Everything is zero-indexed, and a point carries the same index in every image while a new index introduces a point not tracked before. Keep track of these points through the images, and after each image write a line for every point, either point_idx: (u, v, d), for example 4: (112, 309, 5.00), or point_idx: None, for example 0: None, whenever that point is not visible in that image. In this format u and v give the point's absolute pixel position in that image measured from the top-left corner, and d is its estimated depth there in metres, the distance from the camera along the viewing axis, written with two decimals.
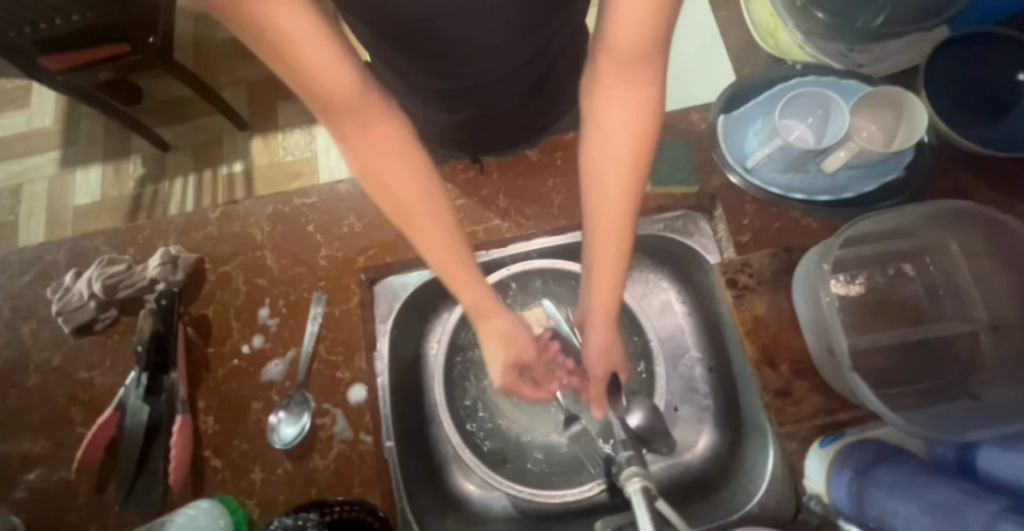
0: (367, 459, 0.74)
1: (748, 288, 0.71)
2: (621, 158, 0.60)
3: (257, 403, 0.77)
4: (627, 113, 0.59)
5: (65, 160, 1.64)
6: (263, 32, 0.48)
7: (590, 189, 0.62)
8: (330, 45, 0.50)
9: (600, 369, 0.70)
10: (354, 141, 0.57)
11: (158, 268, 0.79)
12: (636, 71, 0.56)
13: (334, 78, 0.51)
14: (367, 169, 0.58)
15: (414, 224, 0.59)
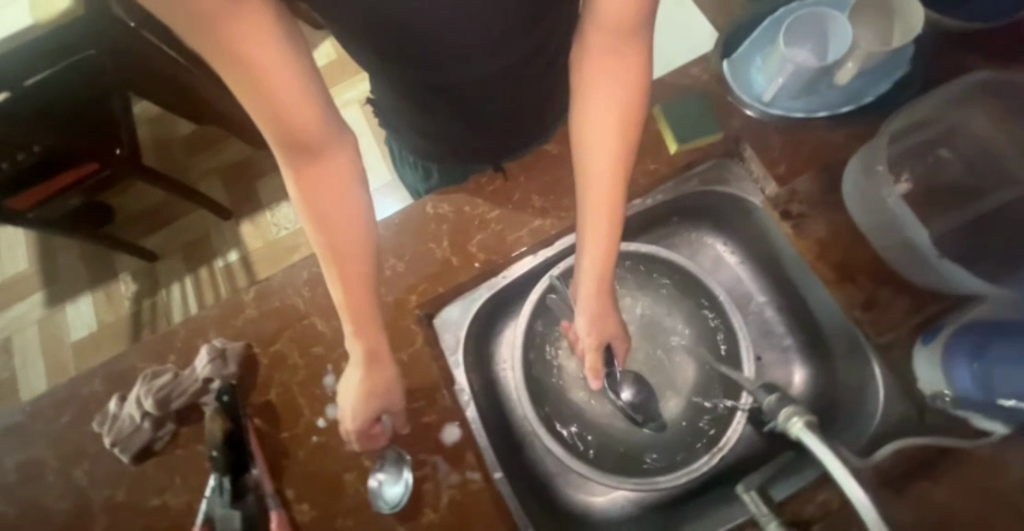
0: (480, 498, 0.70)
1: (803, 214, 0.72)
2: (604, 127, 0.68)
3: (350, 475, 0.73)
4: (610, 86, 0.67)
5: (50, 298, 1.57)
6: (230, 59, 0.48)
7: (583, 156, 0.69)
8: (301, 87, 0.51)
9: (594, 340, 0.73)
10: (309, 175, 0.59)
11: (209, 366, 0.75)
12: (623, 43, 0.65)
13: (299, 111, 0.52)
14: (317, 196, 0.60)
15: (340, 251, 0.63)
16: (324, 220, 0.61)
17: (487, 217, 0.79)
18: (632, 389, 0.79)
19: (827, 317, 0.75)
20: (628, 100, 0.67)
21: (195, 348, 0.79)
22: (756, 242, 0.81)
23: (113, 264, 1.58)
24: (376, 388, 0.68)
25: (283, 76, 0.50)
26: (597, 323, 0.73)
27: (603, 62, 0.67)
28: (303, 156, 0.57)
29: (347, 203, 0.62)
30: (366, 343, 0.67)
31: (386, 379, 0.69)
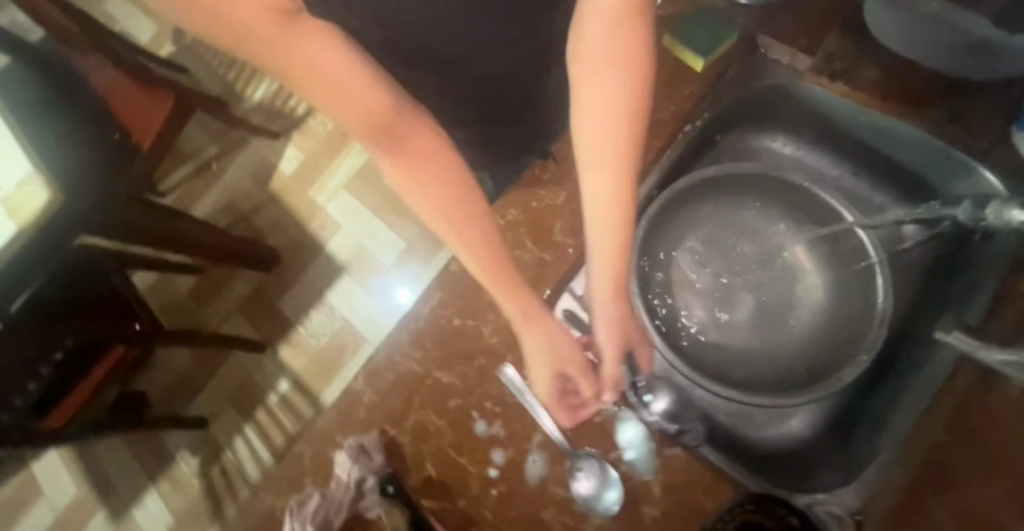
0: (692, 468, 0.67)
1: (844, 71, 0.75)
2: (609, 107, 0.64)
3: (548, 510, 0.68)
4: (613, 61, 0.62)
5: (113, 510, 1.45)
6: (295, 70, 0.56)
7: (582, 141, 0.65)
8: (359, 74, 0.58)
9: (613, 348, 0.65)
10: (396, 158, 0.63)
11: (356, 466, 0.69)
12: (628, 12, 0.61)
13: (362, 97, 0.58)
14: (409, 172, 0.63)
15: (452, 217, 0.64)
16: (424, 190, 0.64)
17: (558, 202, 0.77)
18: (667, 396, 0.69)
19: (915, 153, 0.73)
20: (637, 74, 0.63)
21: (327, 458, 0.72)
22: (810, 118, 0.78)
23: (164, 446, 1.47)
24: (545, 346, 0.64)
25: (342, 70, 0.57)
26: (615, 326, 0.65)
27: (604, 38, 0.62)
28: (384, 143, 0.62)
29: (437, 172, 0.64)
30: (516, 302, 0.65)
31: (557, 336, 0.65)
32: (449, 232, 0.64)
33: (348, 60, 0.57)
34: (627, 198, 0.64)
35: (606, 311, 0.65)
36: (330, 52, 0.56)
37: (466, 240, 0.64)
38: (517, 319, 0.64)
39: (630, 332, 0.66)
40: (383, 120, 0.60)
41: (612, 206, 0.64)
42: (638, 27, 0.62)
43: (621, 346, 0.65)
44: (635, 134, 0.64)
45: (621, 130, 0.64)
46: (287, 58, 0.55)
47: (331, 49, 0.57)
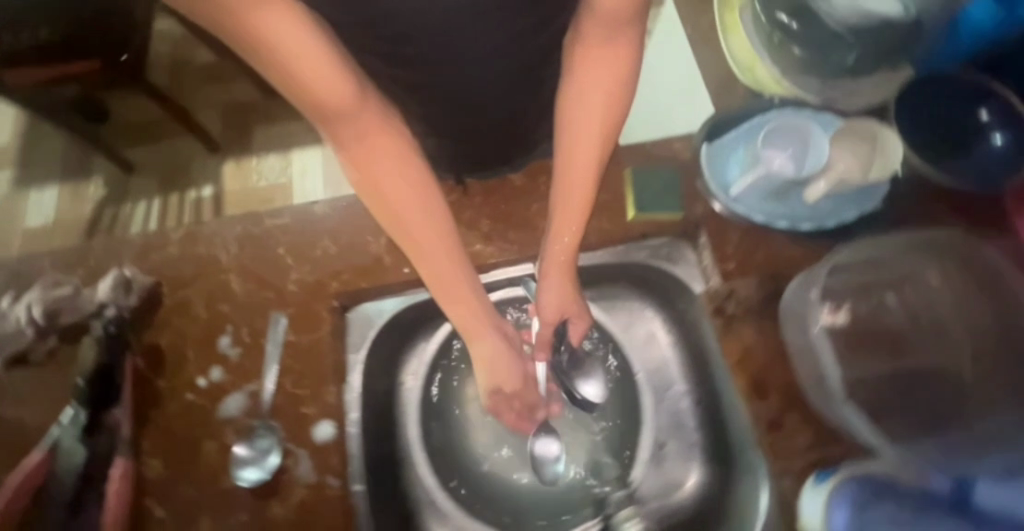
0: (332, 507, 0.67)
1: (736, 315, 0.70)
2: (583, 131, 0.70)
3: (211, 444, 0.70)
4: (592, 92, 0.68)
5: (20, 179, 1.55)
6: (266, 53, 0.55)
7: (563, 151, 0.71)
8: (333, 66, 0.57)
9: (552, 312, 0.74)
10: (355, 152, 0.65)
11: (110, 291, 0.72)
12: (614, 38, 0.65)
13: (333, 90, 0.58)
14: (368, 166, 0.66)
15: (411, 233, 0.67)
16: (383, 194, 0.67)
17: None
18: (597, 379, 0.79)
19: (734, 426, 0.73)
20: (614, 98, 0.69)
21: (106, 269, 0.77)
22: (686, 328, 0.80)
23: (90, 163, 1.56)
24: (486, 361, 0.72)
25: (300, 51, 0.55)
26: (555, 297, 0.73)
27: (588, 67, 0.67)
28: (350, 141, 0.64)
29: (397, 165, 0.66)
30: (462, 314, 0.71)
31: (500, 349, 0.72)
32: (406, 242, 0.68)
33: (307, 43, 0.55)
34: (585, 208, 0.70)
35: (554, 288, 0.73)
36: (287, 27, 0.54)
37: (419, 248, 0.68)
38: (459, 328, 0.71)
39: (568, 294, 0.73)
40: (346, 106, 0.61)
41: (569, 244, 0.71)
42: (621, 48, 0.66)
43: (559, 314, 0.74)
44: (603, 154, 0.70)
45: (590, 155, 0.70)
46: (251, 37, 0.54)
47: (291, 22, 0.54)
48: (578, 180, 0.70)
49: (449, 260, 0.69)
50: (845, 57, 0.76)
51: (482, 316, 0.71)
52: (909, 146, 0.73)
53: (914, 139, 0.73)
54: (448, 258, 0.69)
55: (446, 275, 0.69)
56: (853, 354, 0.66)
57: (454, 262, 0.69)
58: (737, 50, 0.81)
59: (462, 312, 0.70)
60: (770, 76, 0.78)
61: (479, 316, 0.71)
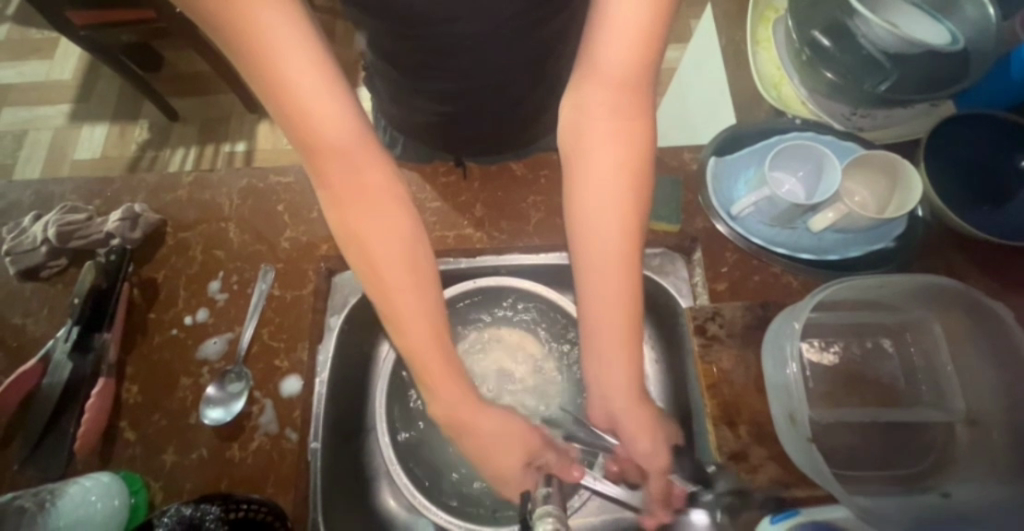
0: (287, 458, 0.69)
1: (716, 338, 0.66)
2: (606, 200, 0.60)
3: (186, 380, 0.73)
4: (612, 161, 0.60)
5: (75, 114, 1.65)
6: (257, 69, 0.51)
7: (585, 257, 0.62)
8: (325, 92, 0.53)
9: (661, 463, 0.61)
10: (341, 196, 0.58)
11: (117, 223, 0.76)
12: (637, 98, 0.59)
13: (325, 122, 0.54)
14: (356, 205, 0.59)
15: (388, 286, 0.59)
16: (367, 248, 0.59)
17: (427, 205, 0.77)
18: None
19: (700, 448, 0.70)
20: (634, 178, 0.60)
21: (119, 203, 0.82)
22: (669, 344, 0.77)
23: (141, 107, 1.66)
24: (490, 446, 0.61)
25: (311, 83, 0.52)
26: (640, 438, 0.61)
27: (605, 134, 0.60)
28: (335, 180, 0.58)
29: (388, 214, 0.60)
30: (450, 391, 0.61)
31: (504, 425, 0.62)
32: (381, 300, 0.60)
33: (307, 66, 0.52)
34: (627, 340, 0.61)
35: (625, 408, 0.61)
36: (299, 50, 0.51)
37: (397, 305, 0.59)
38: (450, 410, 0.61)
39: (664, 438, 0.61)
40: (343, 143, 0.56)
41: (613, 341, 0.61)
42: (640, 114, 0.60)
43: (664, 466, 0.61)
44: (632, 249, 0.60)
45: (617, 258, 0.60)
46: (247, 42, 0.50)
47: (300, 46, 0.51)
48: (602, 250, 0.61)
49: (431, 328, 0.60)
50: (877, 86, 0.71)
51: (464, 390, 0.61)
52: (933, 187, 0.69)
53: (936, 179, 0.69)
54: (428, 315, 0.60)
55: (426, 344, 0.60)
56: (832, 397, 0.63)
57: (436, 331, 0.60)
58: (766, 68, 0.80)
59: (444, 382, 0.60)
60: (796, 95, 0.78)
61: (462, 384, 0.61)
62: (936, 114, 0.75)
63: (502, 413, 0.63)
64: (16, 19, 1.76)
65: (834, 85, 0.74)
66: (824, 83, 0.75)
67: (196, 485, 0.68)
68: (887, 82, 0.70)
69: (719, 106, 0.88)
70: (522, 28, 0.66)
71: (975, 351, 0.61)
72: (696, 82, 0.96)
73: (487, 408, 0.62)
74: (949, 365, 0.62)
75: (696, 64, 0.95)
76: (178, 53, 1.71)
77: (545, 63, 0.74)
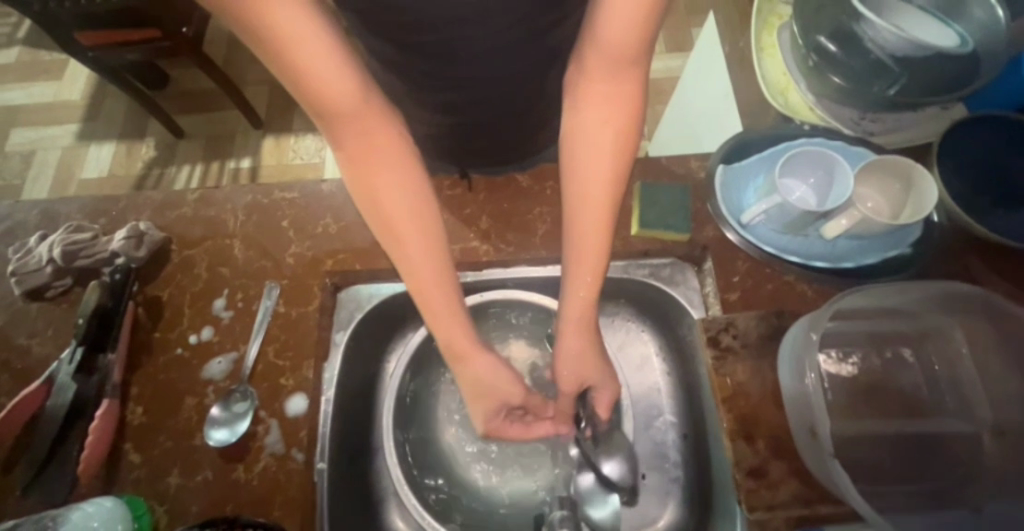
0: (293, 479, 0.67)
1: (731, 350, 0.65)
2: (597, 147, 0.64)
3: (191, 400, 0.72)
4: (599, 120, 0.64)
5: (82, 133, 1.67)
6: (259, 31, 0.50)
7: (573, 200, 0.65)
8: (326, 49, 0.52)
9: (570, 384, 0.68)
10: (351, 149, 0.60)
11: (122, 241, 0.76)
12: (624, 66, 0.61)
13: (328, 80, 0.54)
14: (365, 163, 0.60)
15: (398, 236, 0.61)
16: (376, 200, 0.61)
17: None
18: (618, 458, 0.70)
19: (717, 462, 0.68)
20: (624, 136, 0.64)
21: (125, 221, 0.81)
22: (678, 356, 0.76)
23: (147, 125, 1.67)
24: (479, 388, 0.64)
25: (312, 43, 0.51)
26: (573, 361, 0.67)
27: (596, 96, 0.64)
28: (343, 134, 0.59)
29: (396, 171, 0.61)
30: (448, 339, 0.63)
31: (492, 373, 0.64)
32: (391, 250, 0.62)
33: (308, 25, 0.51)
34: (596, 276, 0.64)
35: (569, 336, 0.66)
36: (297, 13, 0.50)
37: (405, 257, 0.61)
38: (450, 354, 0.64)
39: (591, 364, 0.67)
40: (350, 103, 0.56)
41: (586, 276, 0.64)
42: (628, 81, 0.63)
43: (580, 381, 0.68)
44: (615, 196, 0.64)
45: (602, 202, 0.64)
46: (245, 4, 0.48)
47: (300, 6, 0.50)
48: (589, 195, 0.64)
49: (436, 279, 0.62)
50: (886, 90, 0.70)
51: (466, 334, 0.63)
52: (949, 192, 0.67)
53: (952, 183, 0.68)
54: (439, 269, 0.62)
55: (433, 292, 0.62)
56: (852, 409, 0.61)
57: (443, 280, 0.62)
58: (772, 74, 0.79)
59: (449, 329, 0.63)
60: (804, 101, 0.78)
61: (465, 330, 0.63)
62: (946, 117, 0.74)
63: (495, 361, 0.65)
64: (26, 42, 1.79)
65: (841, 90, 0.73)
66: (832, 89, 0.74)
67: (201, 508, 0.66)
68: (895, 86, 0.70)
69: (725, 113, 0.87)
70: (527, 36, 0.65)
71: (1001, 359, 0.59)
72: (700, 89, 0.95)
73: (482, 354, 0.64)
74: (975, 374, 0.60)
75: (700, 72, 0.95)
76: (184, 72, 1.73)
77: (550, 74, 0.74)
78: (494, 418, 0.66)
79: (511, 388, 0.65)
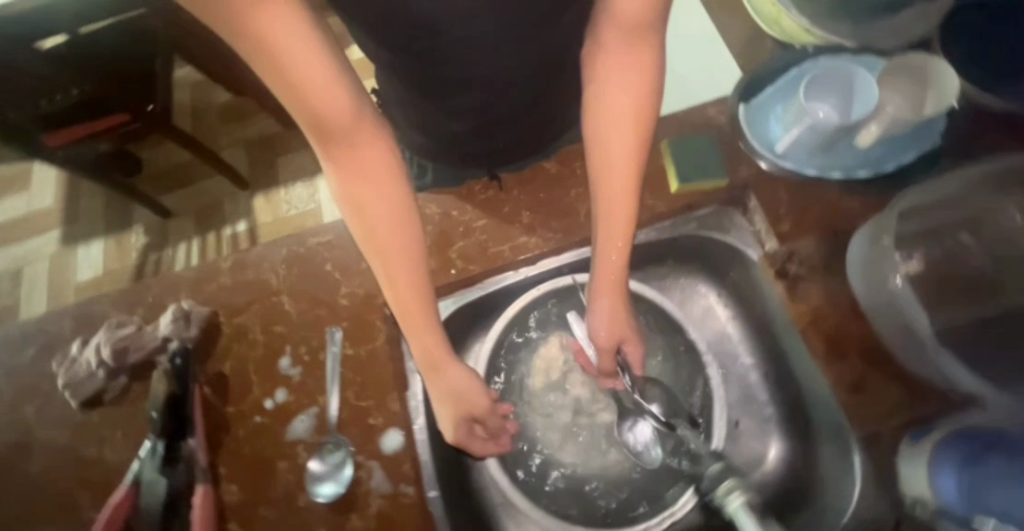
0: (410, 513, 0.67)
1: (800, 277, 0.67)
2: (618, 120, 0.69)
3: (284, 463, 0.71)
4: (620, 92, 0.68)
5: (66, 238, 1.62)
6: (257, 48, 0.53)
7: (595, 167, 0.70)
8: (324, 71, 0.56)
9: (604, 339, 0.70)
10: (341, 165, 0.65)
11: (171, 325, 0.74)
12: (634, 39, 0.66)
13: (323, 100, 0.58)
14: (347, 167, 0.65)
15: (376, 244, 0.67)
16: (370, 215, 0.66)
17: (473, 226, 0.77)
18: (659, 403, 0.71)
19: (809, 389, 0.69)
20: (641, 104, 0.68)
21: (164, 306, 0.79)
22: (745, 302, 0.76)
23: (130, 213, 1.63)
24: (447, 398, 0.68)
25: (307, 65, 0.55)
26: (608, 322, 0.70)
27: (614, 68, 0.68)
28: (331, 148, 0.63)
29: (379, 187, 0.66)
30: (417, 343, 0.68)
31: (467, 383, 0.69)
32: (378, 255, 0.67)
33: (307, 50, 0.54)
34: (624, 235, 0.67)
35: (602, 306, 0.70)
36: (294, 36, 0.54)
37: (390, 265, 0.66)
38: (424, 370, 0.68)
39: (617, 321, 0.70)
40: (343, 121, 0.61)
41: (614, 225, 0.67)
42: (641, 53, 0.67)
43: (614, 338, 0.71)
44: (637, 158, 0.68)
45: (625, 166, 0.68)
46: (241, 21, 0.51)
47: (298, 34, 0.54)
48: (612, 165, 0.68)
49: (417, 285, 0.67)
50: None
51: (437, 346, 0.68)
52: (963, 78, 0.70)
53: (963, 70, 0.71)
54: (414, 260, 0.67)
55: (417, 299, 0.67)
56: (932, 301, 0.62)
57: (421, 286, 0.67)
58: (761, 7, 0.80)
59: (422, 341, 0.67)
60: (799, 26, 0.77)
61: (442, 351, 0.68)
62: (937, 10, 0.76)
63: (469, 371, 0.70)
64: None
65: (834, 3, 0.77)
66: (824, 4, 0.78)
67: None
68: None
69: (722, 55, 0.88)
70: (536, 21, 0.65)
71: None
72: None
73: (457, 366, 0.69)
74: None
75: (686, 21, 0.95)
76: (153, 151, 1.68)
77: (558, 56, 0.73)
78: (463, 426, 0.69)
79: (477, 397, 0.69)
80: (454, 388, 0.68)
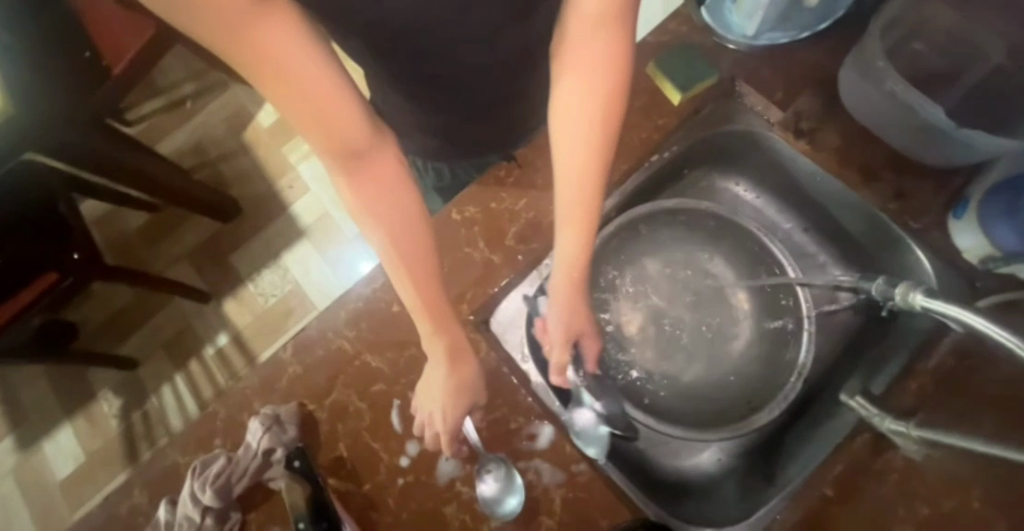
0: (595, 487, 0.67)
1: (814, 127, 0.76)
2: (590, 102, 0.64)
3: (450, 507, 0.68)
4: (590, 69, 0.63)
5: (22, 440, 1.40)
6: (258, 61, 0.50)
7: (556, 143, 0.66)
8: (331, 83, 0.53)
9: (569, 330, 0.70)
10: (355, 179, 0.59)
11: (265, 437, 0.68)
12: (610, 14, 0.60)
13: (333, 113, 0.54)
14: (366, 183, 0.60)
15: (402, 258, 0.62)
16: (392, 228, 0.61)
17: (516, 208, 0.77)
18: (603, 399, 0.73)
19: (852, 223, 0.78)
20: (612, 81, 0.63)
21: (240, 424, 0.71)
22: (772, 170, 0.82)
23: (86, 382, 1.43)
24: (457, 393, 0.65)
25: (311, 78, 0.52)
26: (574, 315, 0.69)
27: (587, 45, 0.62)
28: (347, 161, 0.58)
29: (392, 197, 0.61)
30: (450, 345, 0.65)
31: (462, 379, 0.66)
32: (402, 270, 0.62)
33: (311, 61, 0.52)
34: (590, 221, 0.66)
35: (563, 302, 0.69)
36: (299, 48, 0.51)
37: (406, 277, 0.62)
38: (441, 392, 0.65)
39: (576, 315, 0.69)
40: (356, 135, 0.56)
41: (573, 204, 0.65)
42: (614, 32, 0.62)
43: (574, 332, 0.70)
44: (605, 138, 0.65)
45: (593, 144, 0.65)
46: (234, 38, 0.48)
47: (300, 45, 0.51)
48: (584, 144, 0.65)
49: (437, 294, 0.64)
50: None
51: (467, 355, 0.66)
52: None
53: None
54: (432, 270, 0.63)
55: (434, 308, 0.63)
56: None
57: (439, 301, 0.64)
58: None
59: (453, 338, 0.65)
60: None
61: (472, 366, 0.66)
62: None
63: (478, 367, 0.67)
64: None
65: None
66: None
67: None
68: None
69: None
70: None
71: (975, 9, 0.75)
72: None
73: (474, 361, 0.67)
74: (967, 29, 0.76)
75: None
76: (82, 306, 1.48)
77: None
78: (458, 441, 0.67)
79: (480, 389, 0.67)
80: (464, 382, 0.66)
